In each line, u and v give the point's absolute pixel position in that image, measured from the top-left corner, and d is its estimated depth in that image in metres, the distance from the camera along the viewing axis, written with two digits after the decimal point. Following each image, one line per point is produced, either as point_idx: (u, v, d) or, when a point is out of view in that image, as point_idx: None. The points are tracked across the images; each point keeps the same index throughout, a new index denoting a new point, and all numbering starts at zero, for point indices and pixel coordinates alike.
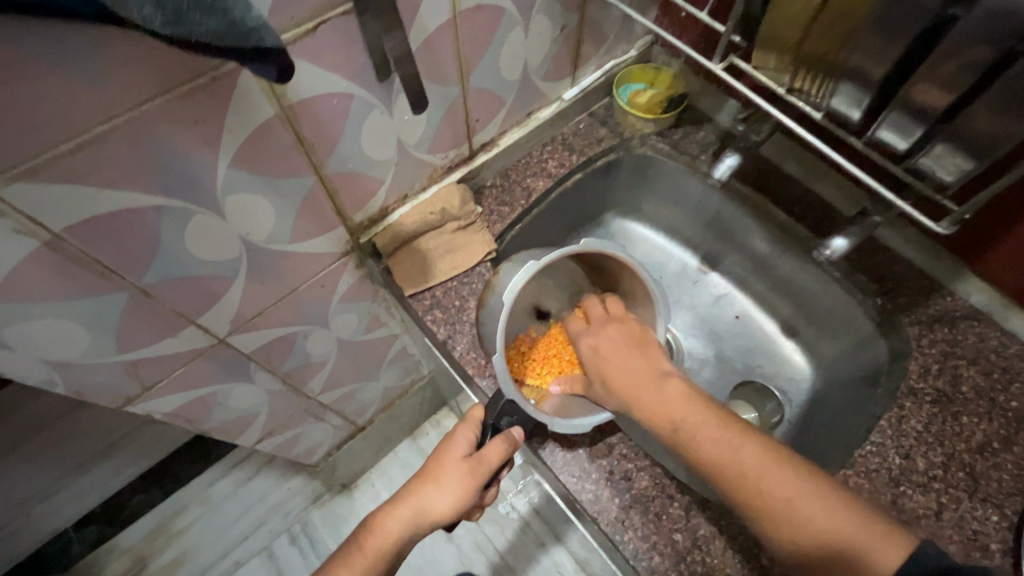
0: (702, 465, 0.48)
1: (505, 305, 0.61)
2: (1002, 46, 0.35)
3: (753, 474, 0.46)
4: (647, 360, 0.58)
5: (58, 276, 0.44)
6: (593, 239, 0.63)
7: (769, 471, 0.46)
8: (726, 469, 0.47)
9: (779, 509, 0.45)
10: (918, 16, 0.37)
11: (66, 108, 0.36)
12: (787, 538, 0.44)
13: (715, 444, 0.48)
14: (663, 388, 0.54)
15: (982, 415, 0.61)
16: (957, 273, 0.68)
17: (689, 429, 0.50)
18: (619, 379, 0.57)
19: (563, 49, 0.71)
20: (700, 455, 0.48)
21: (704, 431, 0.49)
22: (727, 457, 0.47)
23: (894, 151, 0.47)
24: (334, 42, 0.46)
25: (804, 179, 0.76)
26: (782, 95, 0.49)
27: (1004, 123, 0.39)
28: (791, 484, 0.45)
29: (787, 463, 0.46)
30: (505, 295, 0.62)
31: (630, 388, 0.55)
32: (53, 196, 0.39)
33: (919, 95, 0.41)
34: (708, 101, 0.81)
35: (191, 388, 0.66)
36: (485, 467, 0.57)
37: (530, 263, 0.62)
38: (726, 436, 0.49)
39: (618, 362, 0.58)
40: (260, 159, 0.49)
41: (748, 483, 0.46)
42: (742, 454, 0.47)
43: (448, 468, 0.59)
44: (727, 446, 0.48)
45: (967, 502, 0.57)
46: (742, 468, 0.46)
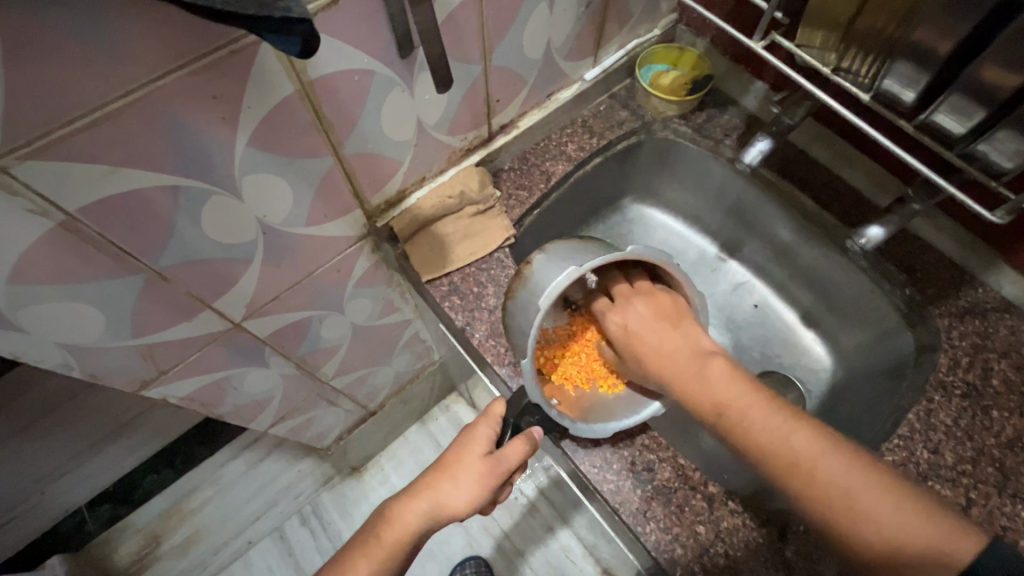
0: (746, 443, 0.49)
1: (542, 310, 0.56)
2: None
3: (802, 458, 0.46)
4: (687, 335, 0.60)
5: (73, 257, 0.42)
6: (640, 247, 0.58)
7: (818, 454, 0.46)
8: (772, 450, 0.48)
9: (826, 492, 0.44)
10: None
11: (77, 80, 0.34)
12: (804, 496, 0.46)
13: (766, 429, 0.49)
14: (710, 369, 0.55)
15: (1013, 409, 0.60)
16: (991, 264, 0.65)
17: (731, 411, 0.51)
18: (669, 355, 0.58)
19: (587, 26, 0.68)
20: (745, 434, 0.50)
21: (753, 416, 0.50)
22: (770, 441, 0.48)
23: (946, 135, 0.45)
24: (356, 15, 0.44)
25: (831, 165, 0.74)
26: (828, 74, 0.47)
27: None
28: (842, 468, 0.45)
29: (840, 446, 0.46)
30: (540, 297, 0.58)
31: (681, 367, 0.57)
32: (66, 174, 0.37)
33: (983, 76, 0.39)
34: (733, 84, 0.78)
35: (206, 373, 0.65)
36: (504, 464, 0.57)
37: (571, 268, 0.57)
38: (776, 420, 0.49)
39: (662, 338, 0.60)
40: (278, 138, 0.47)
41: (786, 457, 0.47)
42: (788, 439, 0.47)
43: (466, 464, 0.58)
44: (774, 426, 0.49)
45: (996, 498, 0.56)
46: (793, 454, 0.46)
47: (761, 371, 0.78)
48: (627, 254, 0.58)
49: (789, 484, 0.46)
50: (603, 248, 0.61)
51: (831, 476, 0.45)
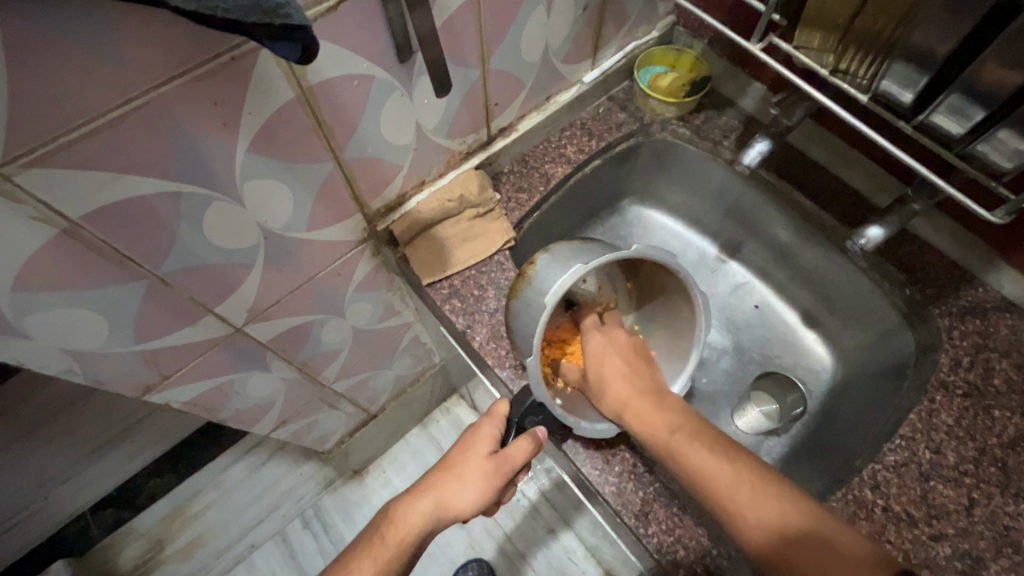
0: (692, 473, 0.48)
1: (547, 308, 0.56)
2: None
3: (738, 493, 0.45)
4: (651, 375, 0.59)
5: (76, 263, 0.43)
6: (648, 246, 0.58)
7: (751, 494, 0.45)
8: (710, 480, 0.47)
9: (762, 533, 0.44)
10: None
11: (79, 88, 0.34)
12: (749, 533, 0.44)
13: (711, 462, 0.47)
14: (662, 399, 0.55)
15: (1014, 409, 0.60)
16: (991, 263, 0.65)
17: (680, 437, 0.50)
18: (621, 385, 0.57)
19: (585, 29, 0.68)
20: (692, 464, 0.48)
21: (699, 447, 0.49)
22: (718, 474, 0.46)
23: (944, 135, 0.45)
24: (355, 22, 0.44)
25: (830, 166, 0.74)
26: (826, 76, 0.47)
27: None
28: (775, 503, 0.44)
29: (778, 484, 0.45)
30: (545, 295, 0.57)
31: (634, 398, 0.55)
32: (68, 181, 0.37)
33: (982, 76, 0.38)
34: (731, 85, 0.78)
35: (208, 377, 0.65)
36: (509, 464, 0.57)
37: (577, 266, 0.57)
38: (720, 452, 0.48)
39: (630, 372, 0.59)
40: (280, 144, 0.48)
41: (732, 493, 0.45)
42: (725, 476, 0.46)
43: (471, 465, 0.58)
44: (721, 458, 0.47)
45: (998, 498, 0.56)
46: (730, 489, 0.45)
47: (763, 372, 0.78)
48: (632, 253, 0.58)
49: (725, 514, 0.45)
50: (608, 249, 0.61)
51: (765, 517, 0.44)
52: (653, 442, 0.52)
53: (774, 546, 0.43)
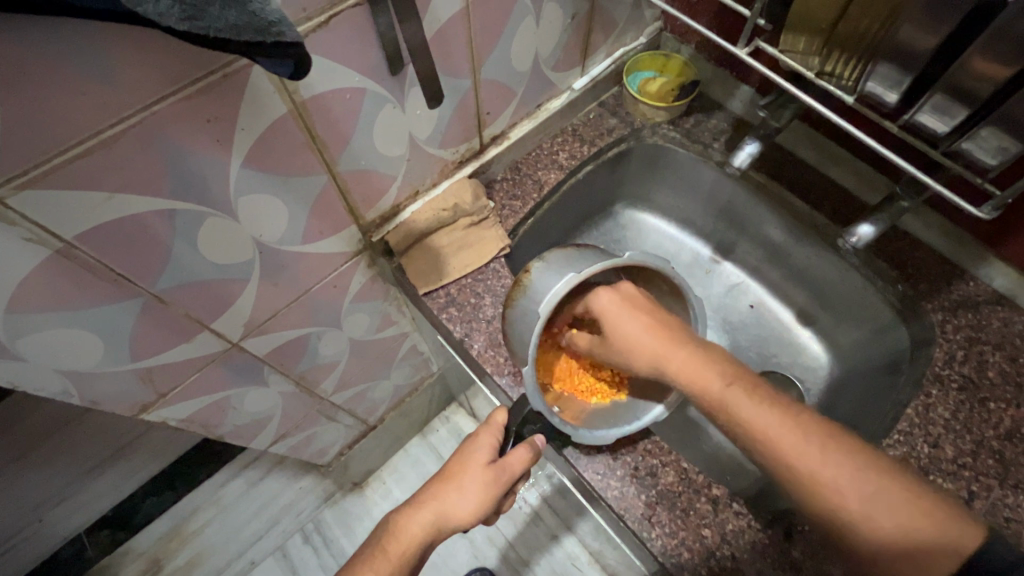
0: (752, 432, 0.47)
1: (541, 318, 0.57)
2: None
3: (820, 462, 0.45)
4: (665, 324, 0.57)
5: (69, 284, 0.42)
6: (638, 253, 0.59)
7: (833, 462, 0.45)
8: (780, 444, 0.46)
9: (840, 497, 0.44)
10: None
11: (73, 109, 0.34)
12: (809, 496, 0.45)
13: (771, 419, 0.47)
14: (699, 350, 0.54)
15: (1009, 400, 0.60)
16: (981, 257, 0.66)
17: (737, 392, 0.49)
18: (647, 338, 0.56)
19: (573, 37, 0.69)
20: (753, 424, 0.47)
21: (759, 403, 0.48)
22: (780, 433, 0.46)
23: (930, 134, 0.45)
24: (346, 36, 0.45)
25: (819, 165, 0.75)
26: (812, 78, 0.47)
27: None
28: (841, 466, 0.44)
29: (842, 443, 0.46)
30: (541, 304, 0.58)
31: (665, 348, 0.55)
32: (63, 201, 0.37)
33: (966, 74, 0.38)
34: (719, 88, 0.79)
35: (206, 393, 0.65)
36: (509, 472, 0.57)
37: (570, 274, 0.58)
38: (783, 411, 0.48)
39: (645, 331, 0.56)
40: (273, 158, 0.48)
41: (798, 456, 0.45)
42: (807, 446, 0.45)
43: (470, 474, 0.58)
44: (782, 419, 0.47)
45: (997, 490, 0.56)
46: (805, 454, 0.45)
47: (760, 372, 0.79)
48: (625, 260, 0.59)
49: (788, 478, 0.46)
50: (602, 256, 0.61)
51: (842, 479, 0.44)
52: (705, 400, 0.51)
53: (848, 506, 0.44)
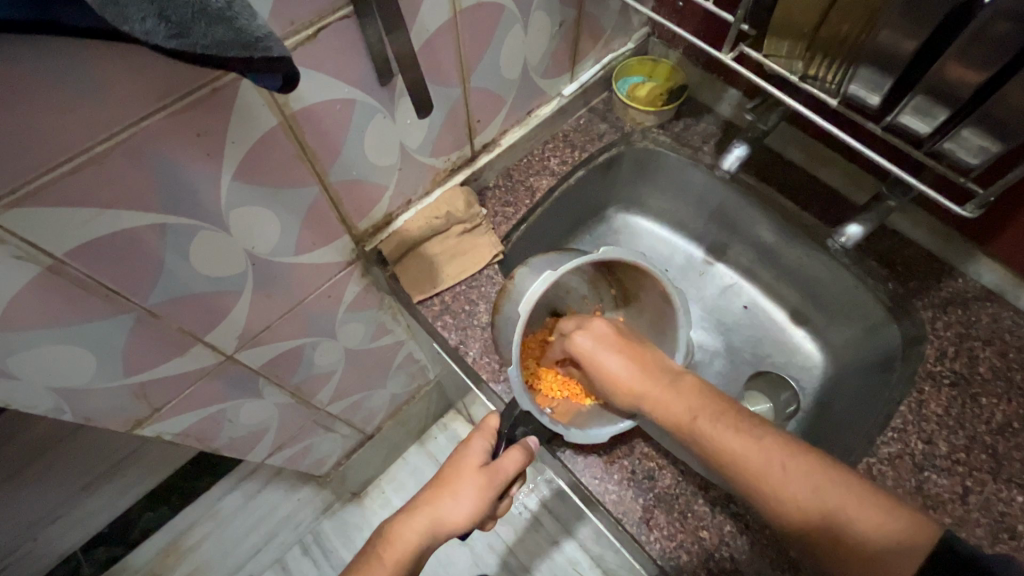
0: (719, 453, 0.49)
1: (522, 318, 0.58)
2: None
3: (783, 477, 0.46)
4: (643, 359, 0.60)
5: (62, 301, 0.42)
6: (613, 248, 0.60)
7: (796, 476, 0.45)
8: (745, 463, 0.47)
9: (800, 509, 0.45)
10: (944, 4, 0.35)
11: (61, 126, 0.34)
12: (779, 511, 0.46)
13: (736, 441, 0.48)
14: (675, 385, 0.55)
15: (1001, 395, 0.61)
16: (969, 254, 0.67)
17: (703, 421, 0.51)
18: (625, 377, 0.58)
19: (561, 44, 0.70)
20: (717, 446, 0.49)
21: (724, 426, 0.50)
22: (744, 452, 0.48)
23: (913, 135, 0.46)
24: (335, 48, 0.45)
25: (807, 166, 0.76)
26: (796, 82, 0.47)
27: None
28: (805, 479, 0.45)
29: (807, 456, 0.46)
30: (520, 305, 0.60)
31: (642, 387, 0.57)
32: (54, 218, 0.37)
33: (946, 76, 0.39)
34: (707, 92, 0.80)
35: (201, 407, 0.65)
36: (502, 474, 0.58)
37: (547, 273, 0.60)
38: (746, 431, 0.49)
39: (625, 366, 0.59)
40: (264, 170, 0.48)
41: (762, 473, 0.46)
42: (771, 462, 0.46)
43: (465, 479, 0.58)
44: (745, 437, 0.48)
45: (991, 484, 0.57)
46: (766, 471, 0.46)
47: (755, 374, 0.80)
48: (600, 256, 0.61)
49: (758, 495, 0.47)
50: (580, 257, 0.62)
51: (802, 493, 0.45)
52: (679, 431, 0.52)
53: (815, 517, 0.44)
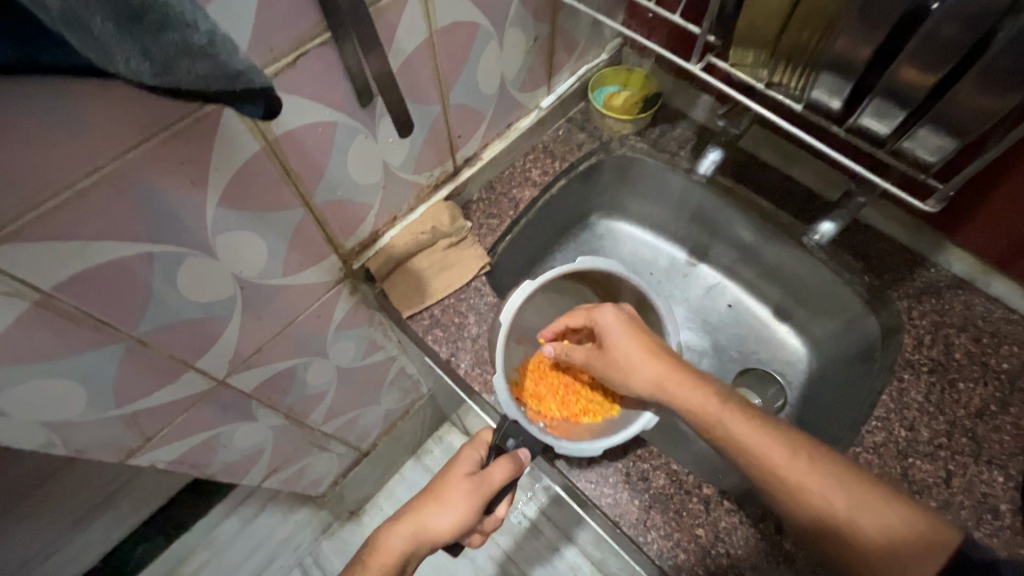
0: (740, 448, 0.50)
1: (504, 325, 0.65)
2: (980, 29, 0.35)
3: (805, 475, 0.47)
4: (663, 351, 0.58)
5: (51, 335, 0.42)
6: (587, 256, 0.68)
7: (817, 475, 0.47)
8: (767, 458, 0.48)
9: (818, 502, 0.46)
10: (895, 13, 0.37)
11: (44, 163, 0.35)
12: (794, 504, 0.47)
13: (757, 437, 0.50)
14: (697, 377, 0.56)
15: (977, 379, 0.63)
16: (939, 245, 0.69)
17: (726, 414, 0.52)
18: (649, 366, 0.57)
19: (537, 59, 0.71)
20: (739, 441, 0.50)
21: (745, 422, 0.51)
22: (766, 448, 0.49)
23: (876, 136, 0.48)
24: (314, 74, 0.46)
25: (781, 166, 0.78)
26: (762, 89, 0.49)
27: (992, 100, 0.38)
28: (824, 478, 0.47)
29: (825, 455, 0.48)
30: (504, 314, 0.66)
31: (667, 371, 0.56)
32: (41, 254, 0.38)
33: (902, 80, 0.41)
34: (681, 98, 0.82)
35: (194, 433, 0.65)
36: (488, 483, 0.58)
37: (527, 284, 0.67)
38: (765, 427, 0.50)
39: (647, 357, 0.57)
40: (248, 195, 0.48)
41: (782, 469, 0.48)
42: (794, 460, 0.48)
43: (451, 486, 0.59)
44: (766, 434, 0.50)
45: (973, 466, 0.59)
46: (788, 465, 0.48)
47: (743, 371, 0.82)
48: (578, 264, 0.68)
49: (775, 489, 0.48)
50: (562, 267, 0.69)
51: (806, 476, 0.47)
52: (699, 419, 0.53)
53: (832, 513, 0.46)
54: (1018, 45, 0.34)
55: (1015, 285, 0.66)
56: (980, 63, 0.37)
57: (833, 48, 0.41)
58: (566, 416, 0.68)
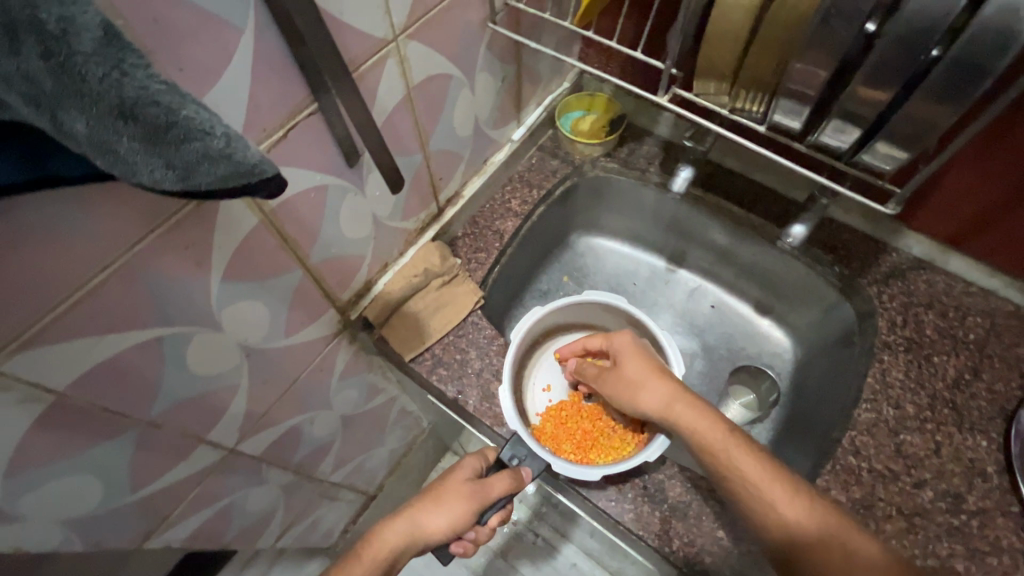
0: (736, 476, 0.52)
1: (515, 339, 0.70)
2: (918, 54, 0.39)
3: (790, 502, 0.50)
4: (669, 375, 0.61)
5: (66, 433, 0.42)
6: (592, 291, 0.75)
7: (802, 505, 0.50)
8: (758, 485, 0.51)
9: (797, 528, 0.49)
10: (840, 45, 0.41)
11: (56, 270, 0.35)
12: (777, 531, 0.50)
13: (754, 466, 0.52)
14: (700, 402, 0.58)
15: (949, 352, 0.68)
16: (897, 232, 0.75)
17: (724, 443, 0.54)
18: (655, 389, 0.60)
19: (506, 97, 0.74)
20: (737, 471, 0.53)
21: (748, 453, 0.53)
22: (760, 478, 0.52)
23: (836, 150, 0.52)
24: (305, 143, 0.47)
25: (744, 172, 0.83)
26: (728, 115, 0.53)
27: (940, 113, 0.42)
28: (807, 510, 0.50)
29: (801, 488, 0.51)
30: (516, 331, 0.71)
31: (674, 393, 0.59)
32: (55, 356, 0.38)
33: (851, 101, 0.45)
34: (644, 117, 0.86)
35: (208, 505, 0.64)
36: (486, 492, 0.61)
37: (537, 309, 0.73)
38: (762, 458, 0.53)
39: (653, 380, 0.60)
40: (250, 267, 0.49)
41: (769, 497, 0.51)
42: (785, 492, 0.51)
43: (449, 488, 0.62)
44: (762, 465, 0.52)
45: (958, 435, 0.63)
46: (775, 494, 0.51)
47: (737, 368, 0.86)
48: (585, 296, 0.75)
49: (763, 514, 0.51)
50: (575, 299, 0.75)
51: (796, 513, 0.50)
52: (699, 441, 0.55)
53: (807, 541, 0.49)
54: (956, 67, 0.39)
55: (969, 261, 0.71)
56: (926, 81, 0.41)
57: (789, 75, 0.45)
58: (578, 457, 0.70)
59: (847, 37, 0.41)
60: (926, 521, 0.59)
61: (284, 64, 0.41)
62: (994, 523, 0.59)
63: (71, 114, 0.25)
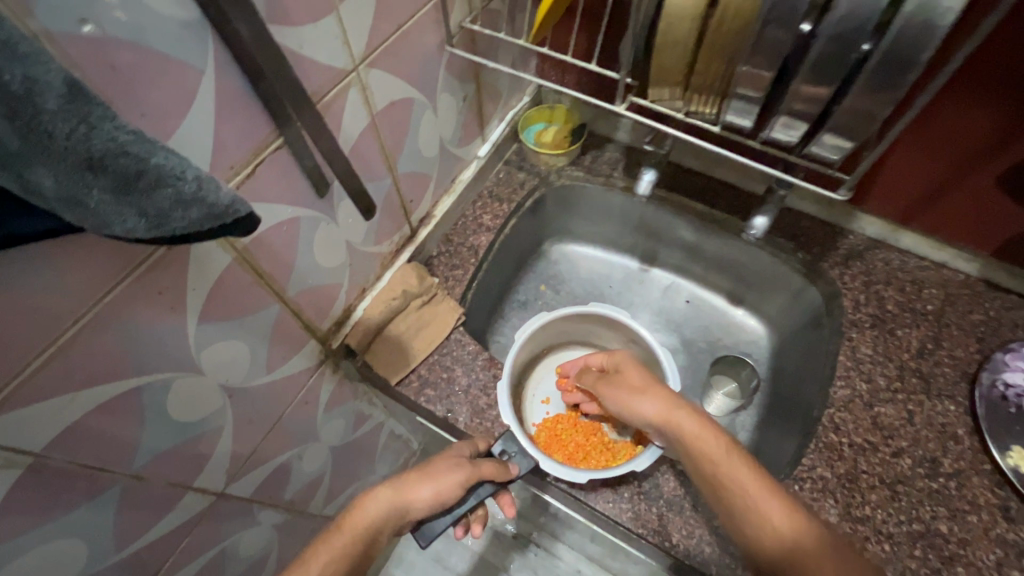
0: (724, 481, 0.52)
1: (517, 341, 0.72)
2: (852, 50, 0.42)
3: (769, 504, 0.50)
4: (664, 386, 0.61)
5: (44, 496, 0.40)
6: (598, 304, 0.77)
7: (783, 508, 0.50)
8: (743, 490, 0.51)
9: (777, 533, 0.49)
10: (782, 47, 0.44)
11: (24, 329, 0.34)
12: (760, 535, 0.49)
13: (742, 469, 0.52)
14: (693, 409, 0.58)
15: (911, 324, 0.72)
16: (851, 214, 0.78)
17: (714, 449, 0.54)
18: (648, 398, 0.60)
19: (468, 115, 0.75)
20: (725, 476, 0.52)
21: (737, 457, 0.53)
22: (745, 482, 0.51)
23: (787, 145, 0.55)
24: (273, 177, 0.47)
25: (704, 170, 0.85)
26: (683, 118, 0.55)
27: (877, 102, 0.45)
28: (789, 514, 0.49)
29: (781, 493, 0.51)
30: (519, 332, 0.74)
31: (668, 401, 0.59)
32: (28, 418, 0.36)
33: (796, 97, 0.48)
34: (604, 123, 0.88)
35: (199, 555, 0.62)
36: (475, 471, 0.58)
37: (541, 314, 0.76)
38: (751, 461, 0.53)
39: (646, 391, 0.61)
40: (225, 305, 0.48)
41: (751, 501, 0.50)
42: (767, 494, 0.50)
43: (437, 464, 0.58)
44: (749, 469, 0.52)
45: (927, 402, 0.66)
46: (759, 498, 0.50)
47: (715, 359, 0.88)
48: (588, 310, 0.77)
49: (747, 517, 0.50)
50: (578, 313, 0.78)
51: (778, 517, 0.49)
52: (689, 447, 0.55)
53: (786, 547, 0.48)
54: (886, 60, 0.42)
55: (919, 236, 0.75)
56: (864, 73, 0.43)
57: (737, 78, 0.48)
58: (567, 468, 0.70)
59: (788, 40, 0.43)
60: (908, 488, 0.62)
61: (249, 102, 0.41)
62: (970, 482, 0.62)
63: (36, 172, 0.24)
